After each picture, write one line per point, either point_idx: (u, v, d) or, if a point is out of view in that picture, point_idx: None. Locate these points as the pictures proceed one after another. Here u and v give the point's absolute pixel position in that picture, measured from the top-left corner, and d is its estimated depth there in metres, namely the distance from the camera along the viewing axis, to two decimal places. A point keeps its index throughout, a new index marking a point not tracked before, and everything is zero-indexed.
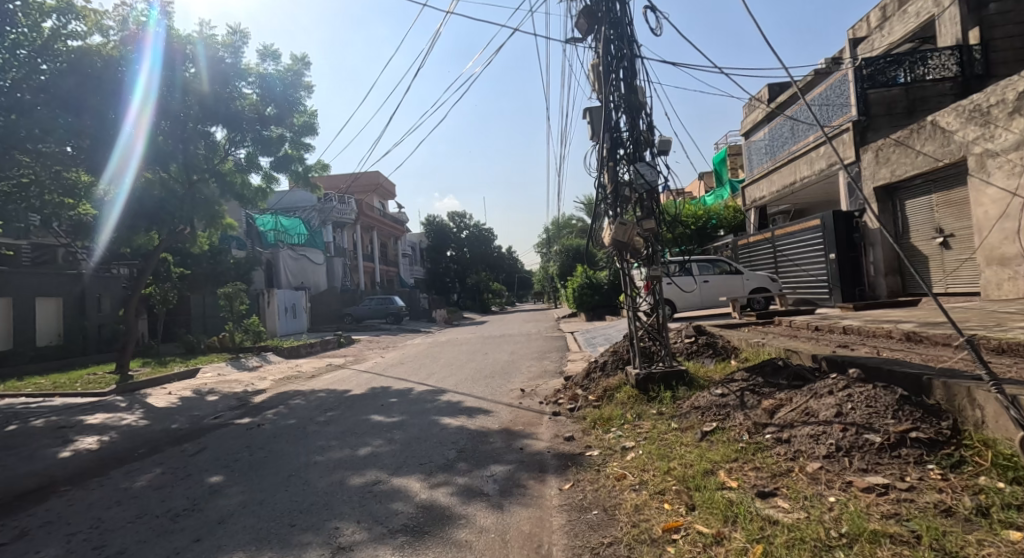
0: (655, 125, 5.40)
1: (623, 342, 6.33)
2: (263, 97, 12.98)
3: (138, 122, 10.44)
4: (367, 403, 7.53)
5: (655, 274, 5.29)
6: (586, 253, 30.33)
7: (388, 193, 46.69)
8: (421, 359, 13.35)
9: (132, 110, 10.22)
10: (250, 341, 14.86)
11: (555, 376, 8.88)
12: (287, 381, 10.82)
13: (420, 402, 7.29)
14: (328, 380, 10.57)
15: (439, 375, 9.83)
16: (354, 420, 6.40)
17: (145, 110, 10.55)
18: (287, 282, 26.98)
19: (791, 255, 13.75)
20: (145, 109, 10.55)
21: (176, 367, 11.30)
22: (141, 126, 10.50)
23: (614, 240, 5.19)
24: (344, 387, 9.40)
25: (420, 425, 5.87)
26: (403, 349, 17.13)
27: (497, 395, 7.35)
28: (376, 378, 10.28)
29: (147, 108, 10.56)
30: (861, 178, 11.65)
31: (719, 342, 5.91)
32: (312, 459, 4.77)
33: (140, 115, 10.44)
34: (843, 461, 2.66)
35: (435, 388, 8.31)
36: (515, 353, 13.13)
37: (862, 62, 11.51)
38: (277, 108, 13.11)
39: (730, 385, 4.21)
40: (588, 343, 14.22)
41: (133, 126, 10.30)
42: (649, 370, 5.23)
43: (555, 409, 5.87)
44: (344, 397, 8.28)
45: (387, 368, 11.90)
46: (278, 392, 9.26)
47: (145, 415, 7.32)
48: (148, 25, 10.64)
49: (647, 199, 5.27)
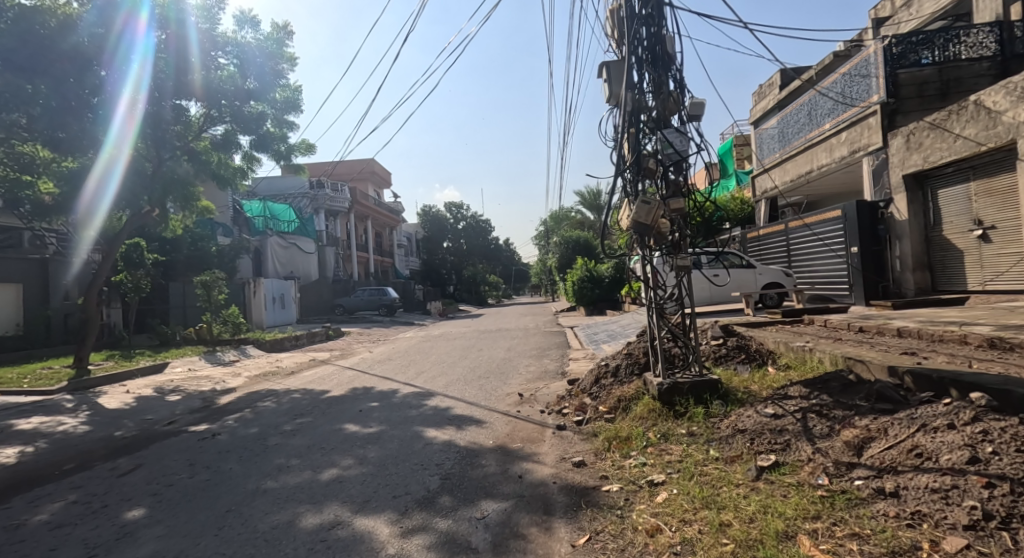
0: (686, 85, 4.53)
1: (638, 343, 5.48)
2: (242, 68, 11.95)
3: (127, 110, 9.90)
4: (344, 407, 6.65)
5: (682, 263, 4.41)
6: (587, 245, 29.46)
7: (383, 182, 45.65)
8: (411, 355, 12.46)
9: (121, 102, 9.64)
10: (229, 333, 13.94)
11: (555, 377, 8.02)
12: (263, 378, 9.90)
13: (404, 408, 6.42)
14: (307, 378, 9.69)
15: (429, 374, 8.95)
16: (326, 430, 5.52)
17: (134, 98, 9.92)
18: (275, 271, 25.97)
19: (807, 248, 12.88)
20: (135, 96, 9.93)
21: (143, 362, 10.37)
22: (131, 115, 9.98)
23: (635, 221, 4.33)
24: (324, 387, 8.53)
25: (401, 440, 4.97)
26: (395, 343, 16.24)
27: (491, 400, 6.49)
28: (359, 376, 9.39)
29: (137, 95, 9.93)
30: (888, 165, 10.77)
31: (752, 345, 5.06)
32: (263, 485, 3.89)
33: (131, 103, 9.90)
34: (1001, 537, 1.78)
35: (423, 391, 7.43)
36: (512, 349, 12.25)
37: (892, 39, 10.56)
38: (259, 83, 12.16)
39: (785, 404, 3.33)
40: (590, 339, 13.37)
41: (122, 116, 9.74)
42: (674, 379, 4.36)
43: (559, 421, 5.01)
44: (320, 399, 7.39)
45: (373, 365, 11.01)
46: (248, 392, 8.38)
47: (88, 420, 6.42)
48: (141, 12, 9.61)
49: (674, 171, 4.38)
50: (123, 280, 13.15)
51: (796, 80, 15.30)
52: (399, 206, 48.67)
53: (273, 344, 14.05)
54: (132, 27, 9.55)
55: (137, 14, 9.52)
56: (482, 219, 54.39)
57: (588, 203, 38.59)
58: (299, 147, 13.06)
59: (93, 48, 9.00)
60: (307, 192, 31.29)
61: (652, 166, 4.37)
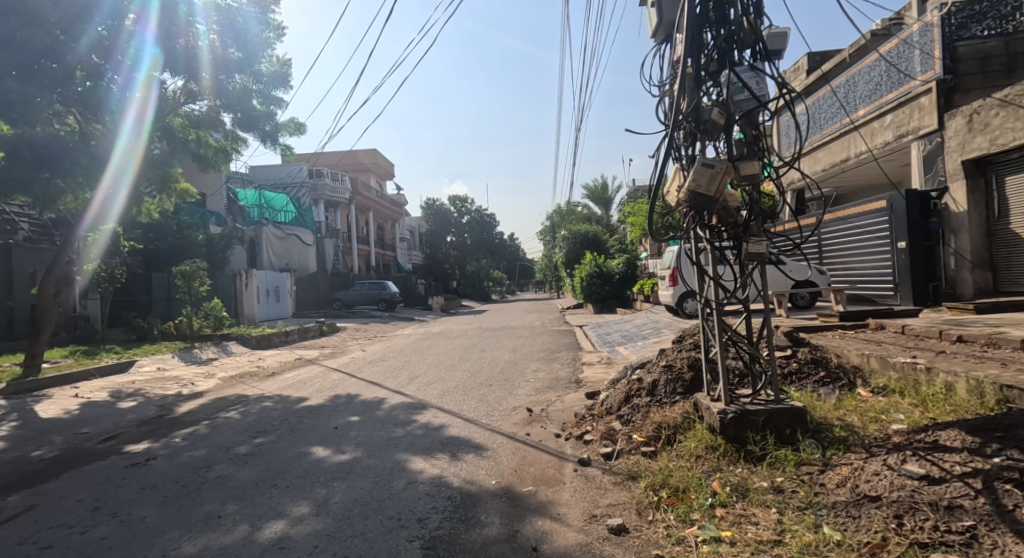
0: (762, 11, 3.38)
1: (683, 355, 4.38)
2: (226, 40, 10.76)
3: (139, 109, 9.57)
4: (317, 423, 5.53)
5: (757, 250, 3.22)
6: (598, 240, 28.08)
7: (385, 173, 44.40)
8: (407, 355, 11.37)
9: (132, 96, 9.38)
10: (211, 328, 12.83)
11: (569, 387, 6.89)
12: (239, 380, 8.78)
13: (389, 424, 5.32)
14: (287, 382, 8.59)
15: (424, 380, 7.82)
16: (286, 457, 4.40)
17: (145, 97, 9.63)
18: (270, 262, 24.92)
19: (843, 244, 11.80)
20: (145, 95, 9.67)
21: (107, 360, 9.27)
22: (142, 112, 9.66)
23: (692, 192, 3.19)
24: (302, 393, 7.41)
25: (377, 475, 3.85)
26: (392, 340, 15.16)
27: (494, 418, 5.37)
28: (344, 381, 8.27)
29: (148, 94, 9.65)
30: (944, 150, 9.59)
31: (833, 360, 3.93)
32: (175, 550, 2.77)
33: (141, 102, 9.58)
34: None
35: (413, 402, 6.30)
36: (517, 350, 11.14)
37: (951, 7, 9.38)
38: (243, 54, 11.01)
39: (948, 463, 2.19)
40: (604, 340, 12.21)
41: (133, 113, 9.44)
42: (740, 406, 3.23)
43: (582, 456, 3.90)
44: (293, 410, 6.29)
45: (363, 366, 9.92)
46: (215, 398, 7.28)
47: (9, 434, 5.33)
48: (153, 13, 9.17)
49: (746, 124, 3.23)
50: (96, 269, 12.03)
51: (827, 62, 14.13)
52: (402, 198, 47.48)
53: (258, 341, 12.96)
54: (141, 26, 9.20)
55: (149, 12, 9.11)
56: (486, 212, 53.20)
57: (595, 196, 37.41)
58: (286, 127, 12.03)
59: (52, 11, 7.92)
60: (306, 181, 30.26)
61: (717, 117, 3.23)
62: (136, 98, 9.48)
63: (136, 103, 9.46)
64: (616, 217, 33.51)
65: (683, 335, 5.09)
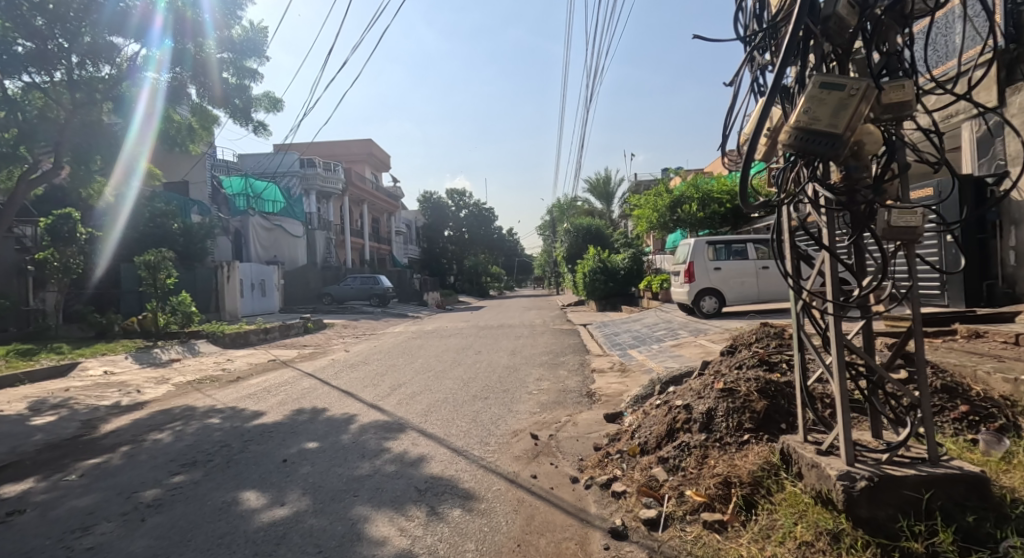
0: None
1: (750, 380, 3.21)
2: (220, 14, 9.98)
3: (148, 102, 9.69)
4: (263, 453, 4.35)
5: (906, 224, 2.00)
6: (600, 234, 26.99)
7: (381, 164, 43.25)
8: (393, 357, 10.22)
9: (143, 90, 9.53)
10: (178, 325, 11.57)
11: (580, 402, 5.75)
12: (195, 387, 7.60)
13: (355, 456, 4.16)
14: (249, 389, 7.42)
15: (408, 391, 6.65)
16: (201, 509, 3.20)
17: (153, 91, 9.75)
18: (258, 254, 23.80)
19: None
20: (153, 89, 9.74)
21: (45, 362, 8.07)
22: (152, 107, 9.79)
23: (804, 135, 2.01)
24: (261, 405, 6.24)
25: (319, 548, 2.66)
26: (380, 339, 14.01)
27: (489, 449, 4.22)
28: (316, 390, 7.11)
29: (156, 88, 9.77)
30: (1004, 131, 8.44)
31: (972, 390, 2.82)
32: None
33: (150, 97, 9.69)
34: None
35: (390, 422, 5.16)
36: (517, 353, 10.01)
37: None
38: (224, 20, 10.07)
39: None
40: (613, 342, 11.08)
41: (143, 109, 9.60)
42: (882, 470, 2.03)
43: (617, 524, 2.72)
44: (242, 430, 5.12)
45: (343, 370, 8.78)
46: (157, 409, 6.11)
47: None
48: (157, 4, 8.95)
49: (892, 21, 2.04)
50: (47, 258, 10.81)
51: None
52: (398, 190, 46.23)
53: (231, 340, 11.80)
54: (150, 20, 9.04)
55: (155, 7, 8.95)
56: (485, 206, 52.08)
57: (597, 191, 36.22)
58: (261, 103, 10.97)
59: None
60: (298, 171, 29.20)
61: (849, 14, 2.01)
62: (145, 91, 9.57)
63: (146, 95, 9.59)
64: (618, 212, 32.40)
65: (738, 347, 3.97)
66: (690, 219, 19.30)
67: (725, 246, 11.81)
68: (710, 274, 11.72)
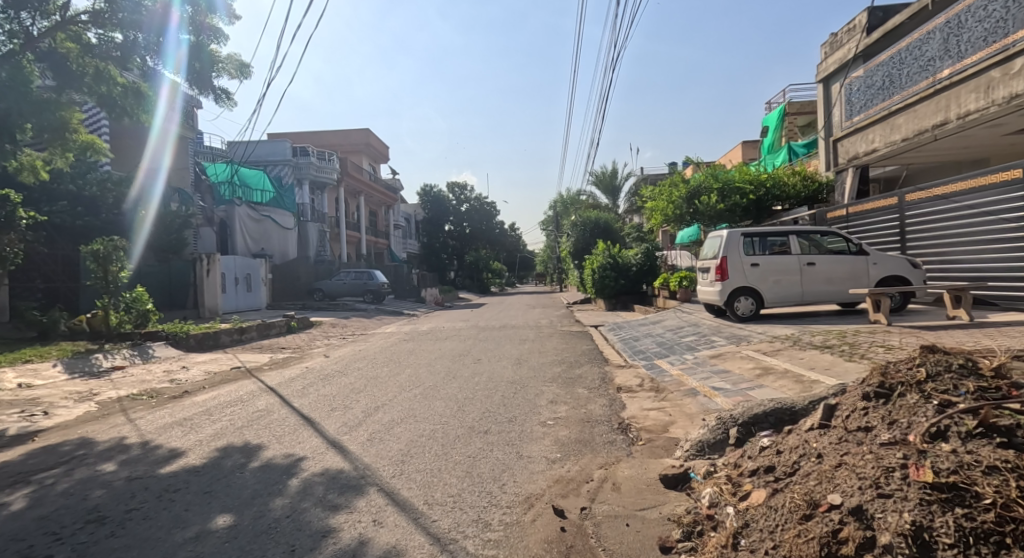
0: None
1: (991, 480, 1.67)
2: None
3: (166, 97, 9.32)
4: (141, 538, 2.79)
5: None
6: (608, 228, 25.49)
7: (379, 155, 41.68)
8: (377, 365, 8.70)
9: (163, 89, 9.13)
10: (131, 326, 10.00)
11: (612, 445, 4.23)
12: (121, 407, 6.02)
13: (281, 548, 2.63)
14: (186, 409, 5.87)
15: (385, 420, 5.16)
16: None
17: (172, 88, 9.30)
18: (245, 247, 22.40)
19: (952, 230, 9.72)
20: (171, 88, 9.29)
21: None
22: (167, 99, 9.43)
23: None
24: (189, 437, 4.72)
25: None
26: (368, 341, 12.51)
27: (489, 540, 2.69)
28: (269, 414, 5.57)
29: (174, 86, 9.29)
30: None
31: None
32: None
33: (169, 92, 9.27)
34: None
35: (351, 475, 3.66)
36: (522, 362, 8.48)
37: None
38: None
39: None
40: (634, 349, 9.56)
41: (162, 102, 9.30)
42: None
43: None
44: (136, 483, 3.56)
45: (312, 384, 7.26)
46: (47, 444, 4.56)
47: None
48: None
49: None
50: None
51: (892, 19, 12.82)
52: (396, 183, 44.69)
53: (197, 341, 10.36)
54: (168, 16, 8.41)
55: None
56: (486, 200, 50.51)
57: (603, 184, 34.66)
58: (225, 66, 9.49)
59: None
60: (290, 159, 27.69)
61: None
62: (164, 90, 9.16)
63: (166, 92, 9.21)
64: (625, 207, 30.85)
65: (898, 398, 2.44)
66: (709, 210, 17.71)
67: (761, 239, 10.30)
68: (745, 271, 10.20)
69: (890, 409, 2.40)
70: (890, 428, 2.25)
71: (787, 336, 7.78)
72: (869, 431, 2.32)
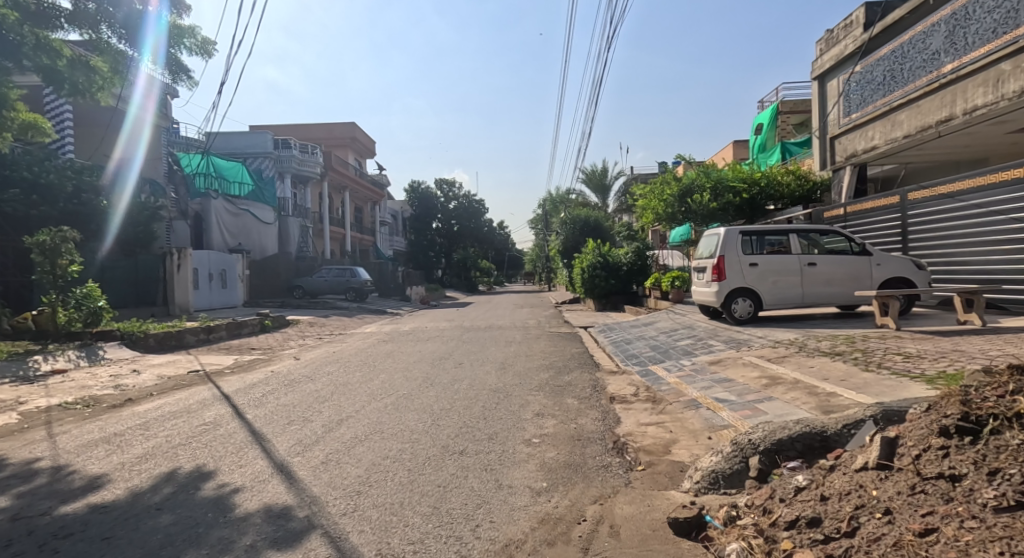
0: None
1: None
2: None
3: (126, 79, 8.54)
4: None
5: None
6: (599, 227, 24.98)
7: (365, 150, 40.80)
8: (350, 369, 8.02)
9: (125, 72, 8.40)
10: (81, 325, 9.20)
11: (606, 471, 3.61)
12: (47, 418, 5.27)
13: None
14: (122, 421, 5.16)
15: (348, 436, 4.51)
16: None
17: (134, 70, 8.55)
18: (222, 241, 21.47)
19: (957, 229, 9.29)
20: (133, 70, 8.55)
21: None
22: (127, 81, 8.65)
23: None
24: (112, 458, 4.02)
25: None
26: (344, 342, 11.81)
27: None
28: (215, 429, 4.87)
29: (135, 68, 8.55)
30: None
31: None
32: None
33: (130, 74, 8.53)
34: None
35: (292, 513, 3.01)
36: (507, 366, 7.85)
37: None
38: None
39: None
40: (627, 353, 8.98)
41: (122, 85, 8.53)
42: None
43: None
44: (22, 524, 2.87)
45: (274, 390, 6.57)
46: None
47: None
48: None
49: None
50: None
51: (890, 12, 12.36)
52: (383, 179, 43.84)
53: (157, 342, 9.59)
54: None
55: None
56: (474, 198, 48.95)
57: (593, 183, 34.17)
58: (187, 42, 8.72)
59: None
60: (271, 152, 26.80)
61: None
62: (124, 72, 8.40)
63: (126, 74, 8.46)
64: (615, 206, 30.33)
65: (991, 437, 1.86)
66: (702, 209, 17.21)
67: (760, 237, 9.78)
68: (743, 271, 9.66)
69: (985, 452, 1.82)
70: (994, 482, 1.67)
71: (792, 341, 7.25)
72: (963, 484, 1.73)
